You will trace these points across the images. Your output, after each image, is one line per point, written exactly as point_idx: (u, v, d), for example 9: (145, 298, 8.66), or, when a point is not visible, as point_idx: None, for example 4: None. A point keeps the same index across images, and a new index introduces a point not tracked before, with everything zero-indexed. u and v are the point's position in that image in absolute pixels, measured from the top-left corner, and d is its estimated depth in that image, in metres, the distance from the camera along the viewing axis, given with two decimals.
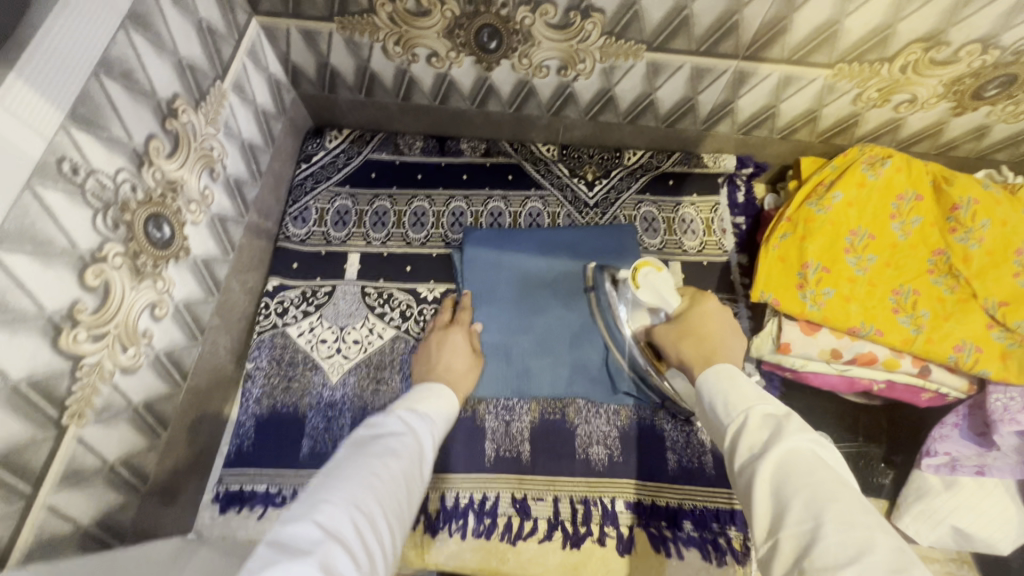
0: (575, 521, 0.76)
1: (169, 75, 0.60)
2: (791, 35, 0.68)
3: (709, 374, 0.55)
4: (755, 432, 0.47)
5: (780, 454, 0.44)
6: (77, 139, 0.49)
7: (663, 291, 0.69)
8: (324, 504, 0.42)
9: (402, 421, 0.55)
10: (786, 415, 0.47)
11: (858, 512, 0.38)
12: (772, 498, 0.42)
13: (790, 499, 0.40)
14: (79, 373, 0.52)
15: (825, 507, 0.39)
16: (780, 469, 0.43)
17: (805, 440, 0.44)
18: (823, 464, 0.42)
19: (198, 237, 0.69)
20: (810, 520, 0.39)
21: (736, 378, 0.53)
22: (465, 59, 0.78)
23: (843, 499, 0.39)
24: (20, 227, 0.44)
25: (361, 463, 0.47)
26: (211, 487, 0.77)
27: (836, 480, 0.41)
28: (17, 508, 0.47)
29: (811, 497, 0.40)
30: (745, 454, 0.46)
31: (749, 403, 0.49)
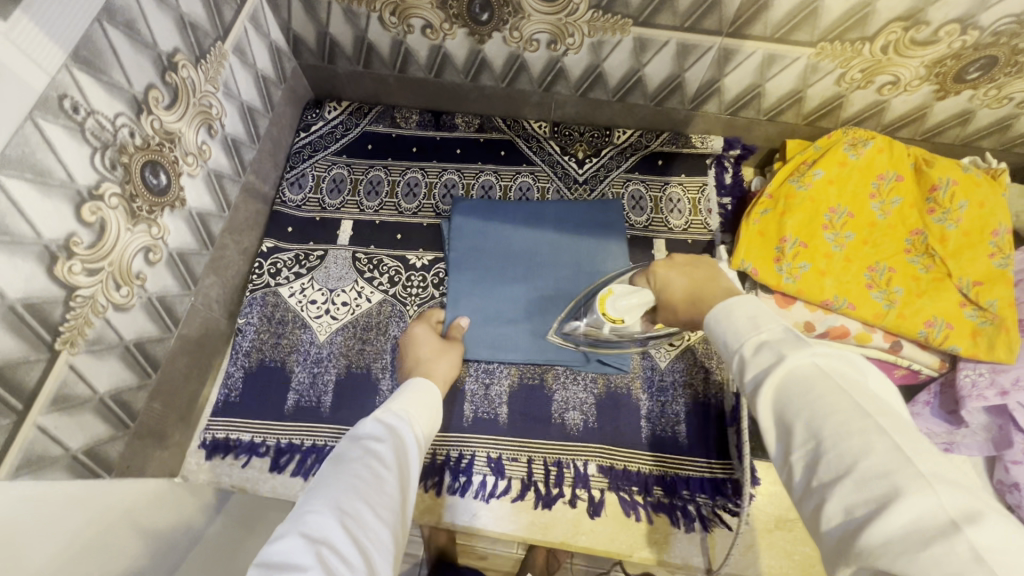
0: (548, 482, 0.77)
1: (171, 30, 0.63)
2: (772, 12, 0.70)
3: (711, 314, 0.53)
4: (755, 359, 0.45)
5: (776, 380, 0.43)
6: (77, 78, 0.52)
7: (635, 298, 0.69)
8: (308, 515, 0.45)
9: (380, 423, 0.57)
10: (783, 337, 0.45)
11: (857, 420, 0.38)
12: (777, 423, 0.42)
13: (792, 423, 0.41)
14: (73, 303, 0.55)
15: (823, 424, 0.39)
16: (781, 393, 0.42)
17: (802, 358, 0.42)
18: (822, 376, 0.41)
19: (194, 189, 0.72)
20: (812, 439, 0.39)
21: (730, 312, 0.50)
22: (458, 30, 0.82)
23: (842, 410, 0.39)
24: (21, 154, 0.48)
25: (342, 471, 0.50)
26: (199, 435, 0.80)
27: (835, 391, 0.40)
28: (8, 422, 0.50)
29: (811, 417, 0.40)
30: (748, 381, 0.45)
31: (743, 337, 0.48)
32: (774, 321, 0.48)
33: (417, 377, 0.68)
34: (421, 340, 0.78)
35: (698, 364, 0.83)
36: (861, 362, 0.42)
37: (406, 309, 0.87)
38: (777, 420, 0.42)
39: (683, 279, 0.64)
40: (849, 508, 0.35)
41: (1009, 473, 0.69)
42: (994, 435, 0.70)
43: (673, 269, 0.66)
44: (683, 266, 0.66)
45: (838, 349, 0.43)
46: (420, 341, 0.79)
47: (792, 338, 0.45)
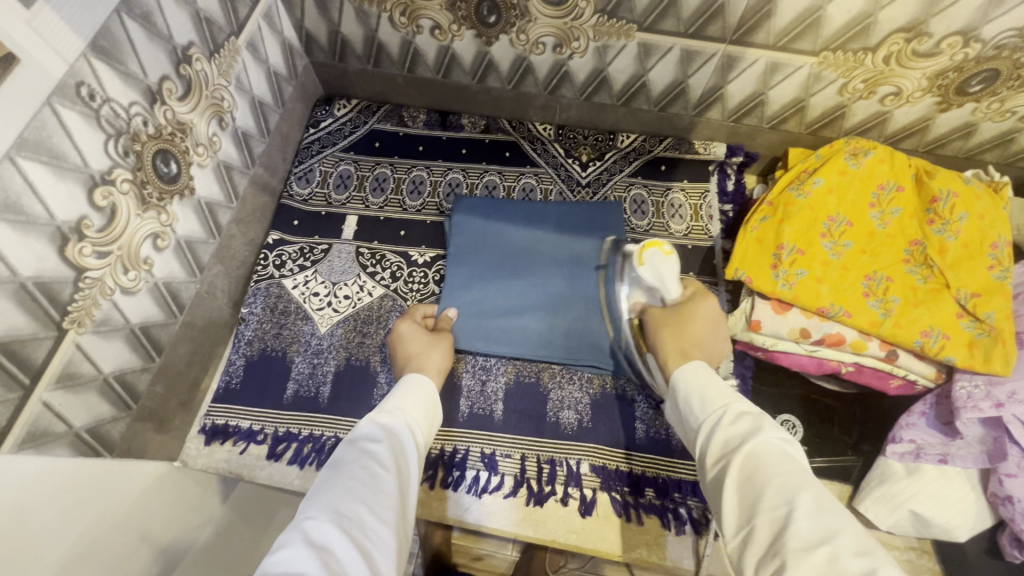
0: (540, 479, 0.78)
1: (186, 24, 0.65)
2: (775, 20, 0.71)
3: (688, 367, 0.58)
4: (729, 425, 0.50)
5: (752, 447, 0.47)
6: (94, 67, 0.54)
7: (665, 275, 0.73)
8: (306, 520, 0.45)
9: (375, 424, 0.58)
10: (759, 414, 0.51)
11: (830, 499, 0.41)
12: (742, 488, 0.45)
13: (762, 487, 0.43)
14: (82, 284, 0.57)
15: (797, 493, 0.42)
16: (751, 460, 0.46)
17: (775, 436, 0.47)
18: (789, 457, 0.46)
19: (204, 180, 0.74)
20: (782, 506, 0.41)
21: (712, 377, 0.56)
22: (466, 32, 0.83)
23: (814, 489, 0.42)
24: (38, 137, 0.49)
25: (339, 474, 0.51)
26: (198, 421, 0.81)
27: (803, 472, 0.44)
28: (15, 395, 0.52)
29: (783, 485, 0.43)
30: (719, 445, 0.50)
31: (722, 401, 0.53)
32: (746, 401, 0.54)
33: (412, 374, 0.69)
34: (410, 337, 0.77)
35: None
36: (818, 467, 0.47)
37: (406, 304, 0.89)
38: (744, 483, 0.45)
39: (703, 321, 0.68)
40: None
41: (1003, 486, 0.68)
42: (989, 447, 0.69)
43: (716, 310, 0.69)
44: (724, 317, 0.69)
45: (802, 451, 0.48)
46: (407, 338, 0.77)
47: (766, 419, 0.50)
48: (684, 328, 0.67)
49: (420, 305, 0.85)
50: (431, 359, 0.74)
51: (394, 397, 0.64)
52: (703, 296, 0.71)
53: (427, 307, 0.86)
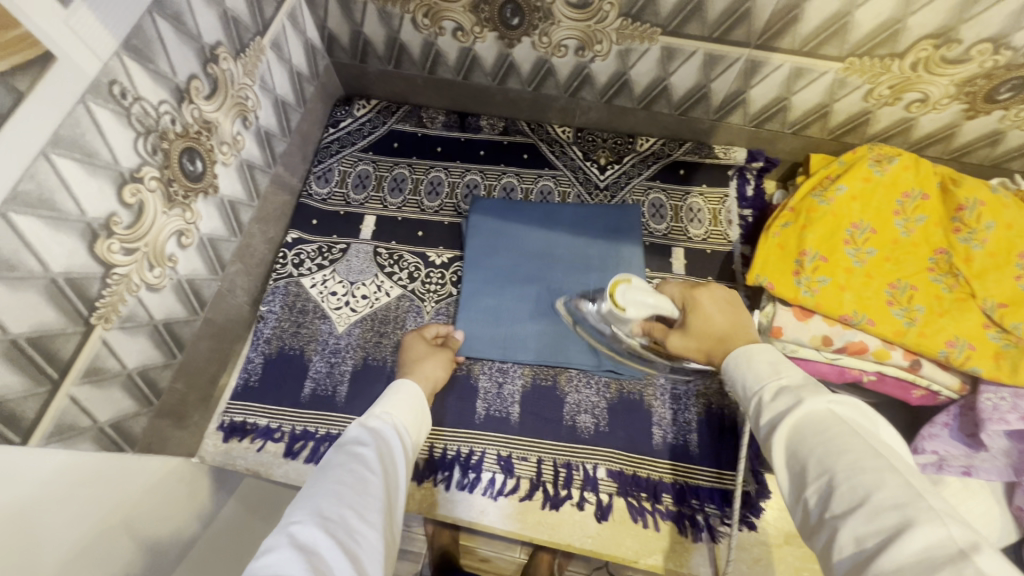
0: (556, 483, 0.77)
1: (215, 24, 0.65)
2: (802, 25, 0.70)
3: (735, 355, 0.57)
4: (772, 403, 0.49)
5: (795, 418, 0.46)
6: (127, 65, 0.54)
7: (646, 298, 0.71)
8: (293, 524, 0.45)
9: (364, 428, 0.58)
10: (802, 385, 0.50)
11: (870, 459, 0.40)
12: (789, 459, 0.45)
13: (805, 458, 0.43)
14: (110, 280, 0.57)
15: (836, 460, 0.41)
16: (796, 431, 0.46)
17: (819, 403, 0.46)
18: (837, 419, 0.44)
19: (227, 178, 0.75)
20: (825, 473, 0.41)
21: (754, 354, 0.55)
22: (488, 34, 0.83)
23: (856, 449, 0.41)
24: (72, 135, 0.50)
25: (327, 477, 0.51)
26: (217, 418, 0.82)
27: (848, 432, 0.43)
28: (44, 390, 0.53)
29: (825, 453, 0.42)
30: (765, 421, 0.49)
31: (765, 381, 0.52)
32: (793, 370, 0.52)
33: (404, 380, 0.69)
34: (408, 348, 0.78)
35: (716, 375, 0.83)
36: (873, 414, 0.46)
37: (424, 305, 0.89)
38: (788, 455, 0.45)
39: (721, 312, 0.65)
40: (860, 538, 0.37)
41: None
42: (1014, 459, 0.69)
43: (717, 294, 0.67)
44: (726, 294, 0.67)
45: (853, 402, 0.46)
46: (409, 348, 0.80)
47: (809, 387, 0.48)
48: (707, 331, 0.64)
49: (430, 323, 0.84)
50: (424, 368, 0.75)
51: (382, 401, 0.64)
52: (693, 296, 0.68)
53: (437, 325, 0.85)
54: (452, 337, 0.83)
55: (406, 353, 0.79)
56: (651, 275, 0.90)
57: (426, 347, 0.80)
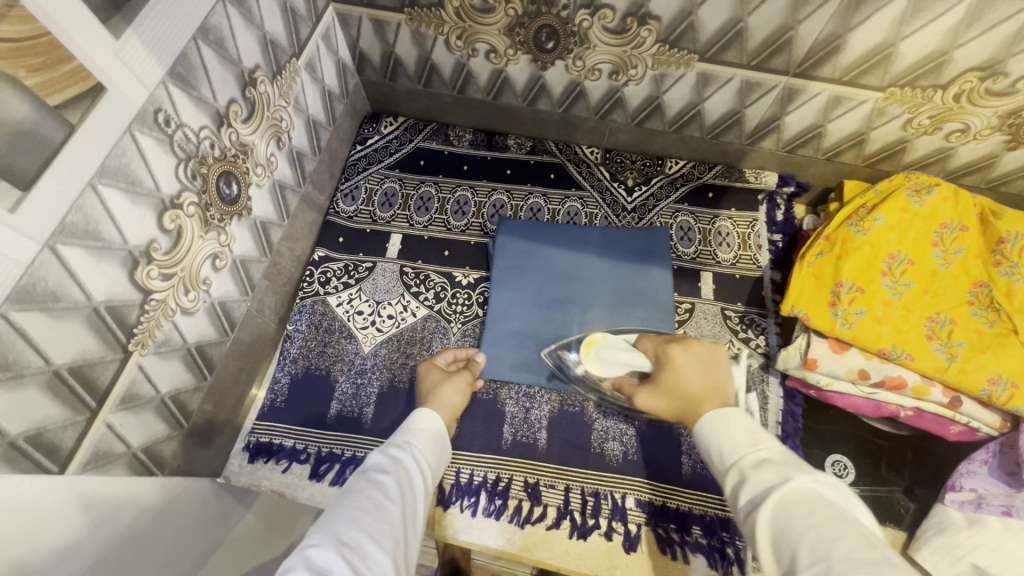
0: (584, 512, 0.76)
1: (254, 48, 0.66)
2: (844, 55, 0.69)
3: (708, 421, 0.56)
4: (751, 475, 0.48)
5: (781, 496, 0.44)
6: (171, 94, 0.54)
7: (619, 356, 0.76)
8: (310, 547, 0.44)
9: (385, 455, 0.58)
10: (782, 459, 0.49)
11: (866, 550, 0.38)
12: (775, 546, 0.42)
13: (796, 543, 0.40)
14: (148, 306, 0.57)
15: (832, 548, 0.39)
16: (781, 512, 0.43)
17: (805, 480, 0.44)
18: (823, 500, 0.43)
19: (260, 200, 0.75)
20: (819, 562, 0.38)
21: (728, 417, 0.55)
22: (522, 57, 0.83)
23: (849, 537, 0.39)
24: (118, 165, 0.50)
25: (346, 503, 0.50)
26: (243, 437, 0.81)
27: (838, 517, 0.41)
28: (83, 419, 0.52)
29: (818, 538, 0.40)
30: (745, 500, 0.47)
31: (745, 451, 0.51)
32: (769, 441, 0.52)
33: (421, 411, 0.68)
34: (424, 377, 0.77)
35: None
36: (858, 499, 0.44)
37: (450, 326, 0.88)
38: (774, 539, 0.43)
39: (695, 368, 0.64)
40: None
41: None
42: None
43: (689, 353, 0.67)
44: (704, 351, 0.66)
45: (837, 482, 0.45)
46: (423, 376, 0.78)
47: (789, 462, 0.48)
48: (681, 389, 0.62)
49: (448, 349, 0.83)
50: (444, 396, 0.73)
51: (403, 432, 0.64)
52: (669, 351, 0.68)
53: (456, 350, 0.84)
54: (476, 360, 0.82)
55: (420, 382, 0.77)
56: (679, 299, 0.89)
57: (442, 374, 0.78)
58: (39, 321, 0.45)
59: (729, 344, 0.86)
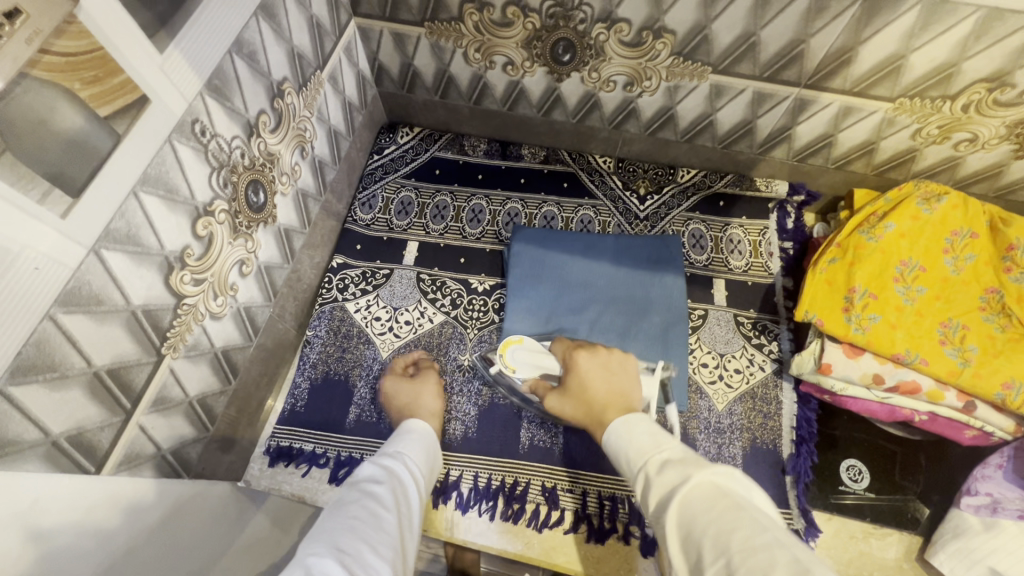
0: (601, 516, 0.77)
1: (283, 61, 0.68)
2: (854, 67, 0.71)
3: (614, 425, 0.59)
4: (659, 478, 0.50)
5: (685, 495, 0.46)
6: (207, 104, 0.56)
7: (536, 359, 0.78)
8: (309, 557, 0.44)
9: (378, 465, 0.60)
10: (683, 458, 0.51)
11: (759, 534, 0.40)
12: (686, 545, 0.44)
13: (700, 540, 0.42)
14: (180, 310, 0.58)
15: (729, 539, 0.41)
16: (685, 510, 0.45)
17: (703, 475, 0.46)
18: (720, 491, 0.45)
19: (284, 208, 0.77)
20: (721, 556, 0.40)
21: (635, 428, 0.57)
22: (538, 69, 0.85)
23: (743, 524, 0.41)
24: (159, 173, 0.52)
25: (341, 512, 0.51)
26: (263, 442, 0.82)
27: (733, 506, 0.43)
28: (118, 419, 0.54)
29: (717, 532, 0.42)
30: (656, 501, 0.49)
31: (648, 455, 0.53)
32: (672, 441, 0.54)
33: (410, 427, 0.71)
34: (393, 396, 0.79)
35: (756, 407, 0.82)
36: (751, 479, 0.47)
37: (466, 332, 0.90)
38: (683, 539, 0.44)
39: (599, 376, 0.68)
40: None
41: None
42: None
43: (595, 357, 0.71)
44: (605, 357, 0.71)
45: (729, 467, 0.48)
46: (394, 394, 0.79)
47: (690, 459, 0.50)
48: (588, 396, 0.66)
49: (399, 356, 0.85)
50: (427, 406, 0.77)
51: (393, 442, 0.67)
52: (574, 357, 0.72)
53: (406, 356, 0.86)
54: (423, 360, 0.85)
55: (393, 402, 0.78)
56: (692, 306, 0.90)
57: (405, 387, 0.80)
58: (83, 324, 0.47)
59: (742, 349, 0.87)
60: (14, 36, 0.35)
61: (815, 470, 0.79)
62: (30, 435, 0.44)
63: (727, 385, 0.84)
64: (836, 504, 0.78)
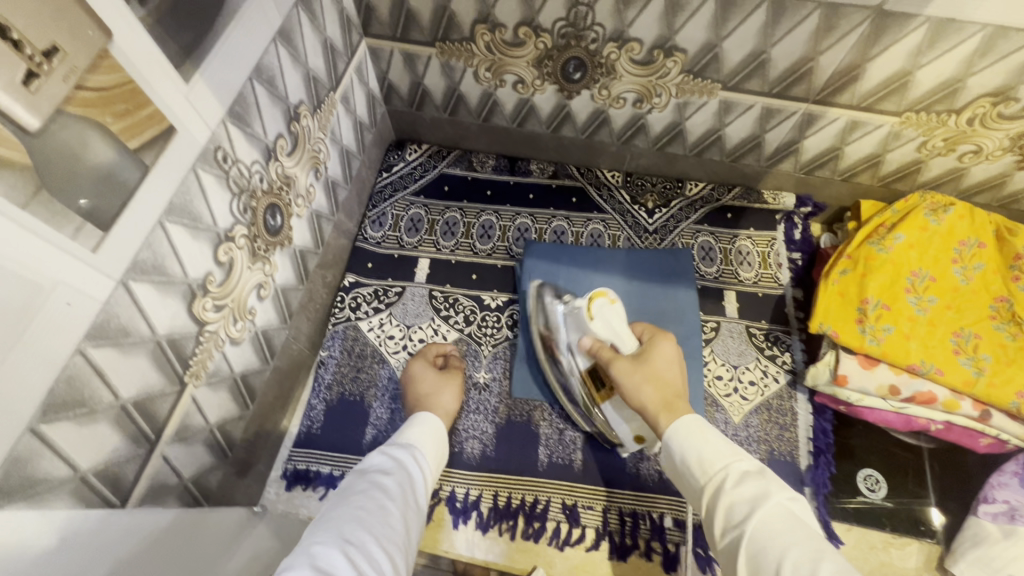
0: (622, 533, 0.77)
1: (299, 84, 0.68)
2: (862, 83, 0.73)
3: (684, 418, 0.58)
4: (732, 488, 0.50)
5: (764, 515, 0.47)
6: (229, 132, 0.56)
7: (615, 324, 0.73)
8: (314, 545, 0.46)
9: (388, 455, 0.61)
10: (759, 472, 0.52)
11: (846, 569, 0.42)
12: (755, 563, 0.46)
13: (780, 562, 0.43)
14: (202, 337, 0.58)
15: (815, 569, 0.42)
16: (762, 530, 0.46)
17: (784, 498, 0.48)
18: (799, 521, 0.47)
19: (300, 230, 0.76)
20: None
21: (708, 431, 0.56)
22: (548, 87, 0.86)
23: (831, 560, 0.43)
24: (183, 202, 0.51)
25: (349, 502, 0.52)
26: (279, 465, 0.81)
27: (815, 539, 0.45)
28: (143, 451, 0.53)
29: (801, 559, 0.43)
30: (724, 510, 0.50)
31: (727, 461, 0.52)
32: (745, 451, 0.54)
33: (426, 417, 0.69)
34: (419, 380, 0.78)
35: (771, 418, 0.83)
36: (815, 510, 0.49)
37: (481, 349, 0.89)
38: (753, 555, 0.46)
39: (676, 369, 0.65)
40: None
41: None
42: None
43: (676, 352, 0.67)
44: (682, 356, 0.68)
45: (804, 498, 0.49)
46: (419, 379, 0.79)
47: (766, 476, 0.51)
48: (662, 382, 0.63)
49: (433, 345, 0.85)
50: (442, 401, 0.75)
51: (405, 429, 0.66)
52: (659, 343, 0.68)
53: (439, 347, 0.85)
54: (452, 356, 0.84)
55: (415, 386, 0.77)
56: (705, 318, 0.91)
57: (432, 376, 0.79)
58: (110, 357, 0.46)
59: (756, 361, 0.87)
60: (52, 75, 0.36)
61: (833, 480, 0.80)
62: (60, 472, 0.43)
63: (742, 397, 0.85)
64: (854, 515, 0.78)
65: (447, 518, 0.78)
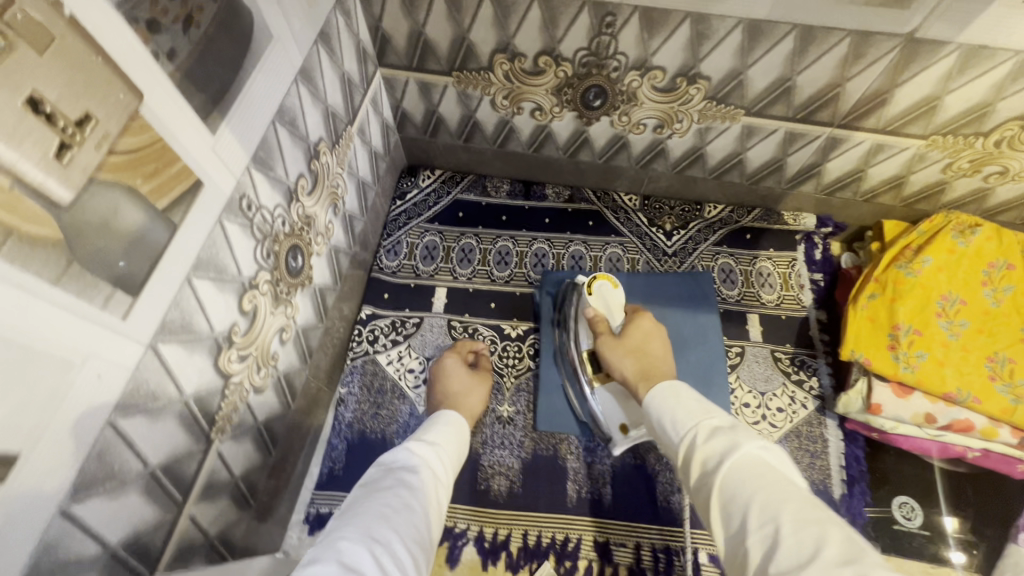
0: (656, 571, 0.75)
1: (319, 122, 0.66)
2: (889, 108, 0.72)
3: (659, 385, 0.62)
4: (704, 444, 0.51)
5: (732, 464, 0.47)
6: (253, 179, 0.54)
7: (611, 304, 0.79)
8: (340, 541, 0.43)
9: (412, 454, 0.58)
10: (730, 426, 0.52)
11: (810, 509, 0.41)
12: (725, 511, 0.46)
13: (747, 505, 0.44)
14: (227, 390, 0.56)
15: (778, 509, 0.42)
16: (730, 479, 0.47)
17: (752, 446, 0.48)
18: (768, 467, 0.46)
19: (319, 268, 0.75)
20: (769, 525, 0.41)
21: (681, 396, 0.58)
22: (567, 113, 0.85)
23: (795, 501, 0.42)
24: (210, 256, 0.49)
25: (375, 499, 0.50)
26: (300, 508, 0.78)
27: (782, 482, 0.45)
28: (170, 516, 0.51)
29: (766, 500, 0.43)
30: (698, 465, 0.51)
31: (698, 419, 0.54)
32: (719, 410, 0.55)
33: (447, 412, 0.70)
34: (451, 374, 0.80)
35: (802, 446, 0.81)
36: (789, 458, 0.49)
37: (503, 380, 0.88)
38: (724, 503, 0.46)
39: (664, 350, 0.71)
40: None
41: None
42: None
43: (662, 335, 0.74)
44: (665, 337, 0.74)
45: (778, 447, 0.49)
46: (449, 374, 0.80)
47: (737, 428, 0.51)
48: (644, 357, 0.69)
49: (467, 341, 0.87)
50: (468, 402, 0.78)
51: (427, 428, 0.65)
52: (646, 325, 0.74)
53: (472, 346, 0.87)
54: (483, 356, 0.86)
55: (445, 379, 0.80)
56: (729, 344, 0.89)
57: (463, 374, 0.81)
58: (139, 424, 0.44)
59: (783, 387, 0.86)
60: (85, 145, 0.34)
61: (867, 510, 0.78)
62: (90, 551, 0.41)
63: (771, 425, 0.83)
64: (891, 545, 0.76)
65: (476, 560, 0.76)
